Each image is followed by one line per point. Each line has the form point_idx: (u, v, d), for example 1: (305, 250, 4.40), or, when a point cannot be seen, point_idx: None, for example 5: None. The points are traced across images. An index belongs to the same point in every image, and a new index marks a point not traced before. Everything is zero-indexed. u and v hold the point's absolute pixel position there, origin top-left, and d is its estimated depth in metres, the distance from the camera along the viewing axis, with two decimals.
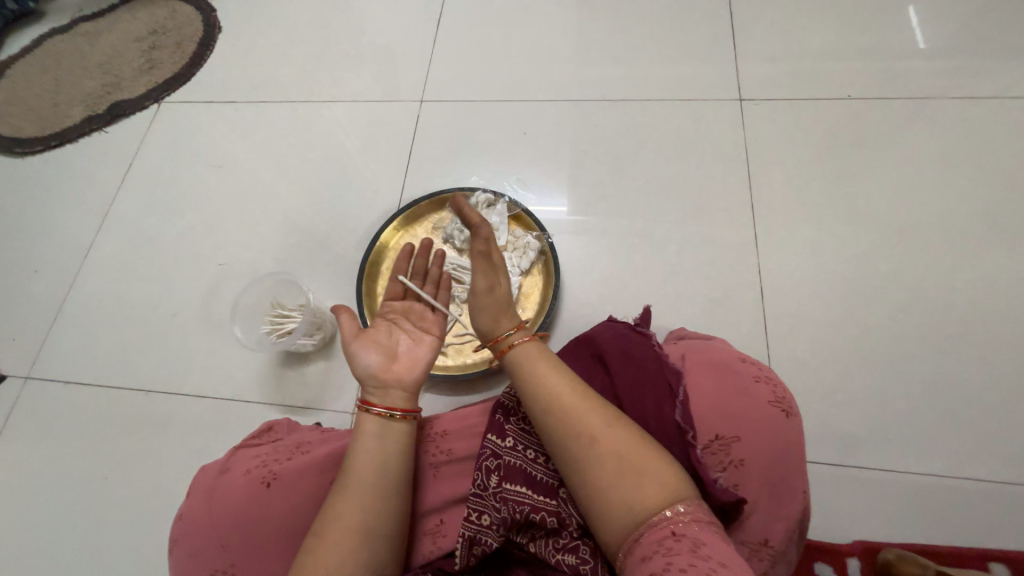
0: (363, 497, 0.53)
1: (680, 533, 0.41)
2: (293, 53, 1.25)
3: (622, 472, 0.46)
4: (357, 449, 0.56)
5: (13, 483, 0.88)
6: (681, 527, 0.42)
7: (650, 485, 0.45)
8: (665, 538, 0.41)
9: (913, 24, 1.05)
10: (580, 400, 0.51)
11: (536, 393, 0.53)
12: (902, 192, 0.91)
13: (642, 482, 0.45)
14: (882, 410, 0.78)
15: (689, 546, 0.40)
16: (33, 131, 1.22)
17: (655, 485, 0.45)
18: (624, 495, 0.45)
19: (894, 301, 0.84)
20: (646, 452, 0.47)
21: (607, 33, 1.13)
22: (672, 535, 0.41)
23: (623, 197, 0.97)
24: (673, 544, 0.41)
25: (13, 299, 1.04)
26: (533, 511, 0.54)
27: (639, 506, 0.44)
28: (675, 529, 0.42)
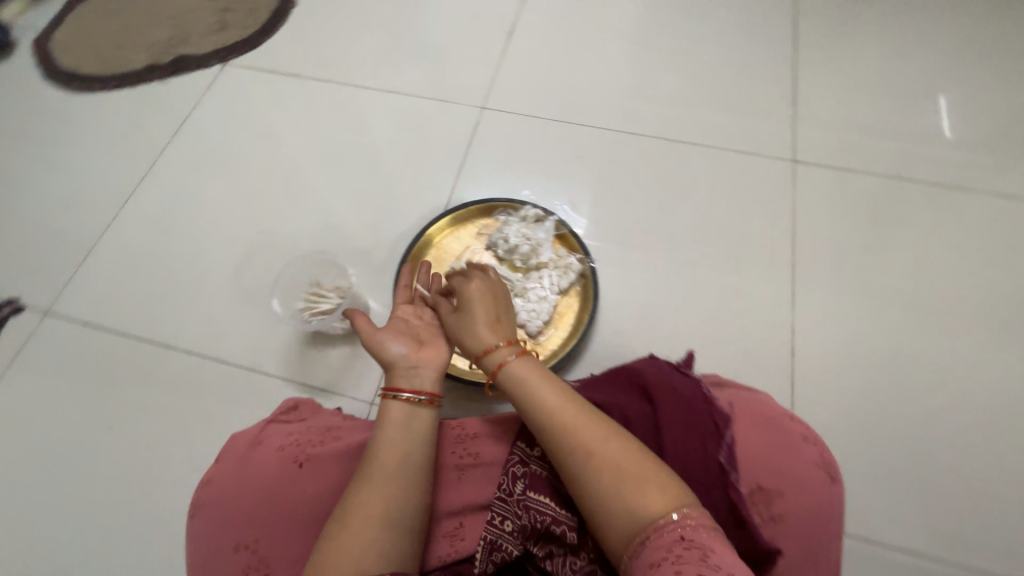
0: (388, 489, 0.52)
1: (687, 538, 0.42)
2: (363, 38, 1.27)
3: (622, 476, 0.47)
4: (386, 440, 0.56)
5: (19, 416, 0.87)
6: (686, 533, 0.42)
7: (650, 489, 0.45)
8: (674, 544, 0.42)
9: (942, 114, 1.09)
10: (570, 405, 0.51)
11: (527, 402, 0.53)
12: (939, 276, 0.93)
13: (642, 487, 0.46)
14: (892, 487, 0.79)
15: (697, 554, 0.40)
16: (94, 70, 1.23)
17: (656, 490, 0.45)
18: (626, 499, 0.46)
19: (917, 381, 0.85)
20: (643, 458, 0.48)
21: (672, 74, 1.17)
22: (679, 540, 0.42)
23: (668, 235, 0.98)
24: (681, 551, 0.41)
25: (47, 232, 1.04)
26: (554, 523, 0.53)
27: (640, 511, 0.45)
28: (682, 534, 0.42)
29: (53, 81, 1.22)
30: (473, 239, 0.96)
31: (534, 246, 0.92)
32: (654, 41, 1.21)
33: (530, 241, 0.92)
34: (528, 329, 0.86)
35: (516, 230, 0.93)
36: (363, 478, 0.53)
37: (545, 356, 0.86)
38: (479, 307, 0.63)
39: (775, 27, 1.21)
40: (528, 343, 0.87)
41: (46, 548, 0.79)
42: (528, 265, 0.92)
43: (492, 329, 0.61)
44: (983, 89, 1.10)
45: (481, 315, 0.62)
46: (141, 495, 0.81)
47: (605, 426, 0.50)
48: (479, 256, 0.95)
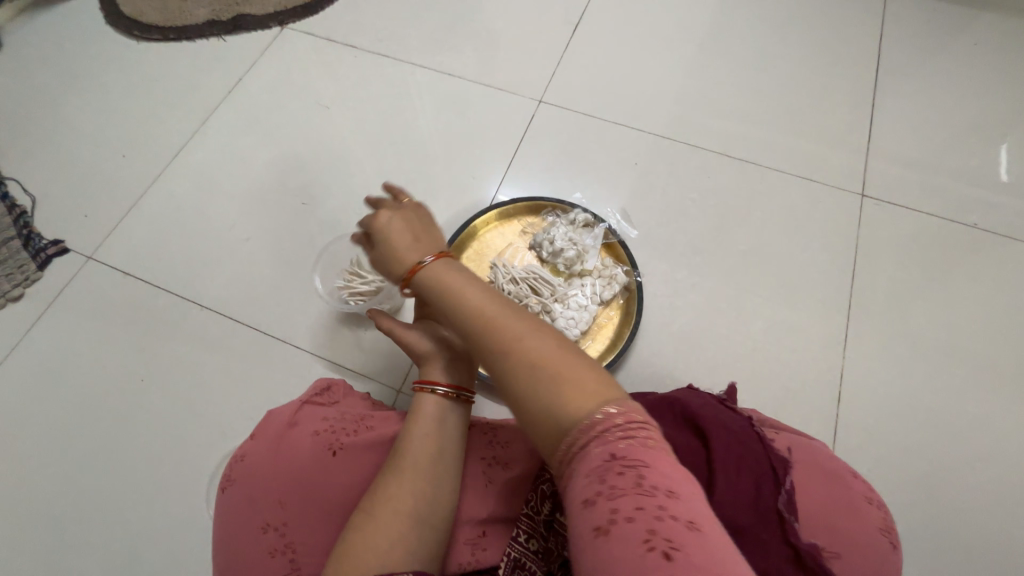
0: (418, 486, 0.51)
1: (620, 457, 0.36)
2: (425, 16, 1.24)
3: (546, 380, 0.42)
4: (418, 434, 0.54)
5: (52, 357, 0.88)
6: (620, 446, 0.37)
7: (575, 393, 0.40)
8: (606, 466, 0.36)
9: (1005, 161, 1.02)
10: (492, 312, 0.47)
11: (453, 306, 0.49)
12: (1012, 336, 0.87)
13: (566, 388, 0.41)
14: (937, 556, 0.74)
15: (633, 479, 0.35)
16: (156, 19, 1.22)
17: (581, 393, 0.40)
18: (549, 402, 0.41)
19: (975, 446, 0.79)
20: (567, 356, 0.43)
21: (742, 90, 1.11)
22: (610, 459, 0.36)
23: (720, 258, 0.94)
24: (616, 477, 0.35)
25: (96, 177, 1.04)
26: None
27: (569, 415, 0.40)
28: (614, 450, 0.36)
29: (116, 26, 1.22)
30: (517, 237, 0.94)
31: (580, 251, 0.89)
32: (728, 53, 1.16)
33: (576, 245, 0.89)
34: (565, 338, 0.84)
35: (562, 233, 0.90)
36: (393, 470, 0.52)
37: None
38: (394, 230, 0.56)
39: (859, 51, 1.14)
40: None
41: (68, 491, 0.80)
42: (571, 270, 0.90)
43: (414, 247, 0.55)
44: None
45: (396, 236, 0.56)
46: (164, 453, 0.82)
47: (555, 339, 0.44)
48: (522, 255, 0.93)
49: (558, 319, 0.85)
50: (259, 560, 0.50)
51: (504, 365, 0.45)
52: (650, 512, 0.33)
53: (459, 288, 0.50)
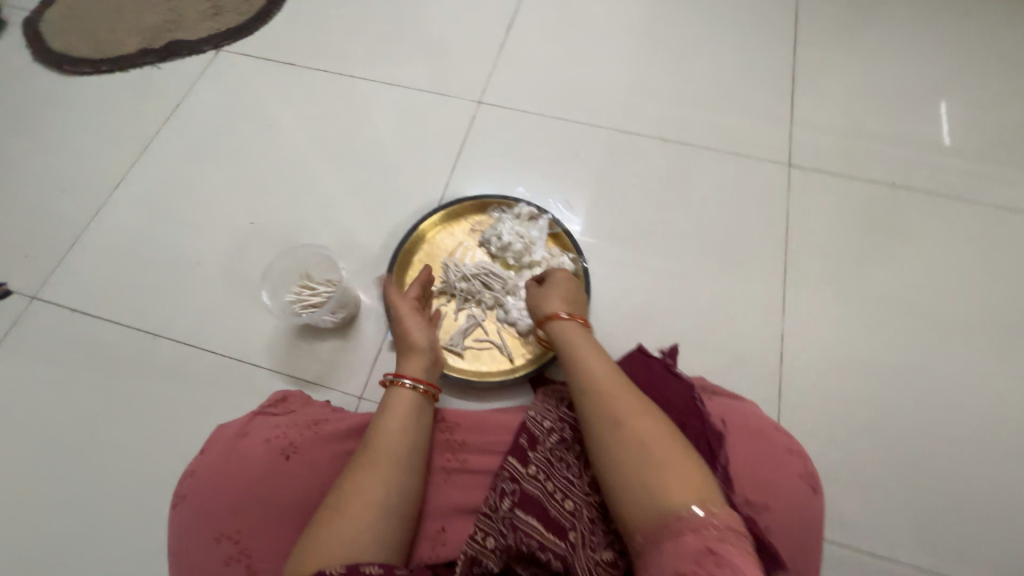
0: (389, 476, 0.54)
1: (716, 548, 0.39)
2: (361, 28, 1.25)
3: (652, 466, 0.47)
4: (391, 430, 0.58)
5: (3, 401, 0.86)
6: (713, 541, 0.40)
7: (678, 486, 0.45)
8: (700, 554, 0.39)
9: (943, 119, 1.08)
10: (623, 391, 0.54)
11: (579, 372, 0.58)
12: (933, 285, 0.93)
13: (672, 479, 0.46)
14: (878, 495, 0.79)
15: (725, 566, 0.37)
16: (87, 52, 1.21)
17: (686, 485, 0.45)
18: (654, 489, 0.46)
19: (906, 389, 0.85)
20: (674, 450, 0.48)
21: (673, 75, 1.16)
22: (707, 549, 0.39)
23: (663, 237, 0.98)
24: (708, 557, 0.38)
25: (35, 216, 1.03)
26: (539, 548, 0.52)
27: (664, 500, 0.45)
28: (710, 544, 0.40)
29: (45, 62, 1.20)
30: (466, 236, 0.96)
31: (527, 244, 0.91)
32: (657, 40, 1.20)
33: (523, 239, 0.92)
34: (518, 328, 0.86)
35: (509, 228, 0.92)
36: (365, 464, 0.54)
37: (534, 355, 0.85)
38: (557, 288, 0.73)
39: (777, 29, 1.20)
40: (519, 341, 0.86)
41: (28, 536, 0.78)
42: (521, 263, 0.92)
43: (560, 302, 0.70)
44: (984, 97, 1.10)
45: (561, 291, 0.73)
46: (125, 486, 0.80)
47: (662, 427, 0.51)
48: (472, 253, 0.94)
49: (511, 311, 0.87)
50: (214, 567, 0.52)
51: (609, 432, 0.51)
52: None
53: (593, 361, 0.59)
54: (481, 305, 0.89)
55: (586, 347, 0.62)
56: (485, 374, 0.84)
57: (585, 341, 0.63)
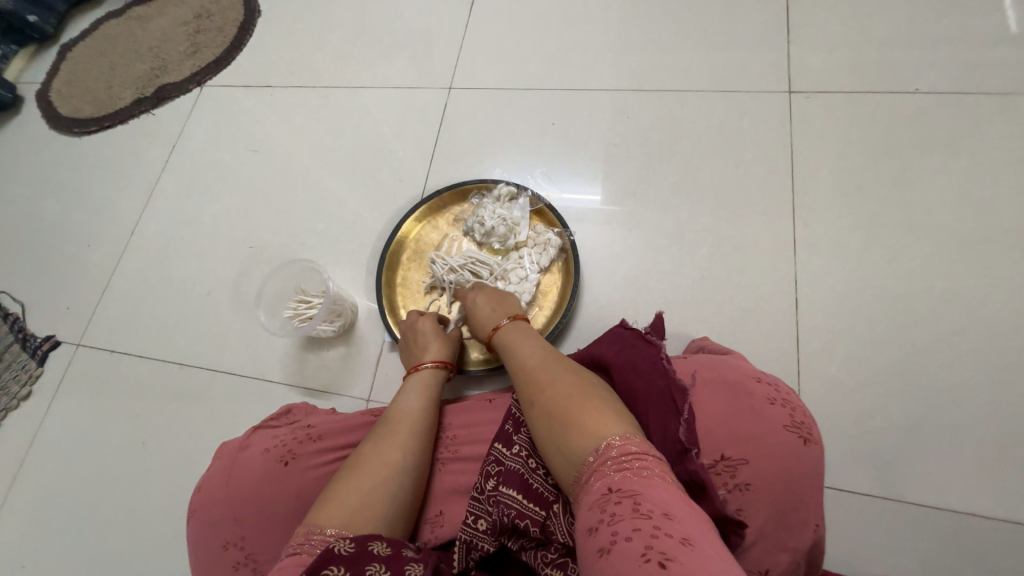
0: (409, 441, 0.59)
1: (617, 488, 0.40)
2: (329, 37, 1.26)
3: (559, 424, 0.49)
4: (411, 403, 0.64)
5: (57, 440, 0.95)
6: (615, 479, 0.41)
7: (580, 432, 0.46)
8: (605, 500, 0.40)
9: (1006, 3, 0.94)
10: (539, 363, 0.57)
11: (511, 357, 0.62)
12: (968, 201, 0.82)
13: (574, 426, 0.47)
14: (925, 440, 0.71)
15: (630, 507, 0.38)
16: (91, 112, 1.30)
17: (585, 429, 0.46)
18: (561, 444, 0.48)
19: (949, 321, 0.76)
20: (577, 398, 0.50)
21: (649, 19, 1.08)
22: (609, 493, 0.40)
23: (654, 195, 0.93)
24: (611, 502, 0.39)
25: (68, 270, 1.13)
26: (517, 517, 0.53)
27: (578, 452, 0.46)
28: (611, 484, 0.41)
29: (58, 128, 1.30)
30: (451, 227, 0.95)
31: (511, 226, 0.88)
32: None
33: (506, 221, 0.88)
34: None
35: (491, 212, 0.89)
36: (387, 431, 0.60)
37: None
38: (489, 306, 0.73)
39: None
40: None
41: (87, 562, 0.85)
42: (507, 246, 0.89)
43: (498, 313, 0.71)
44: None
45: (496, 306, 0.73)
46: (168, 506, 0.86)
47: (574, 384, 0.52)
48: (459, 244, 0.93)
49: None
50: (225, 570, 0.58)
51: (531, 411, 0.54)
52: (647, 533, 0.36)
53: (520, 345, 0.62)
54: None
55: (514, 333, 0.65)
56: (482, 362, 0.83)
57: (519, 328, 0.66)
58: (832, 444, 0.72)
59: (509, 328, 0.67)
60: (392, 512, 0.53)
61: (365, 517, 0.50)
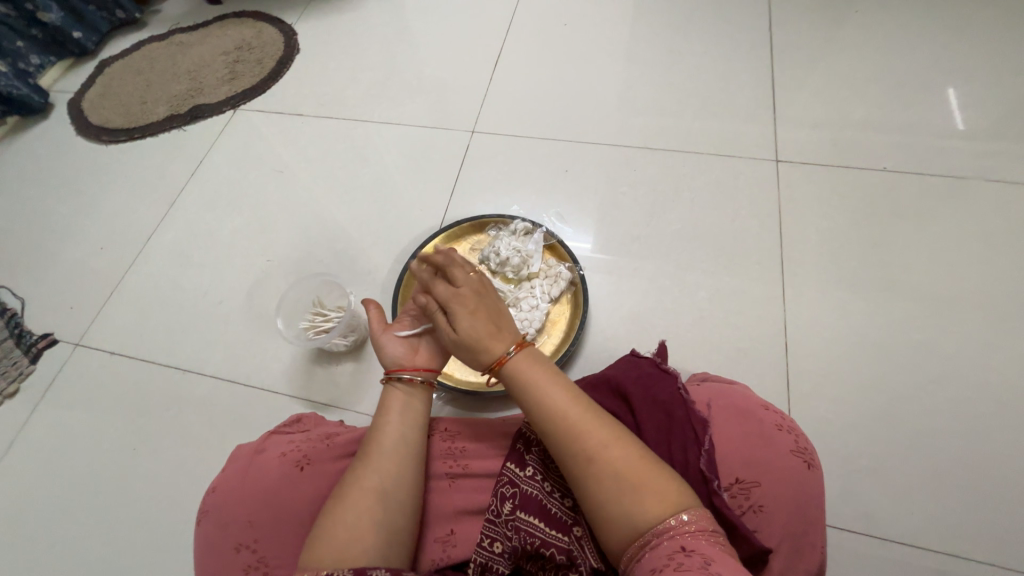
0: (387, 464, 0.56)
1: (689, 548, 0.42)
2: (361, 77, 1.37)
3: (627, 493, 0.47)
4: (387, 422, 0.59)
5: (42, 441, 0.92)
6: (688, 540, 0.43)
7: (653, 498, 0.46)
8: (675, 553, 0.42)
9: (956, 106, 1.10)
10: (586, 416, 0.52)
11: (534, 397, 0.54)
12: (935, 266, 0.93)
13: (646, 496, 0.47)
14: (906, 481, 0.76)
15: (700, 560, 0.41)
16: (122, 123, 1.35)
17: (659, 497, 0.46)
18: (628, 509, 0.47)
19: (925, 372, 0.83)
20: (647, 467, 0.49)
21: (653, 88, 1.21)
22: (681, 550, 0.43)
23: (656, 240, 1.01)
24: (685, 559, 0.42)
25: (79, 269, 1.13)
26: (543, 546, 0.53)
27: (645, 519, 0.46)
28: (683, 543, 0.43)
29: (86, 135, 1.34)
30: (467, 255, 1.00)
31: (525, 257, 0.95)
32: (636, 58, 1.27)
33: (520, 253, 0.95)
34: (522, 338, 0.88)
35: (506, 244, 0.96)
36: (364, 455, 0.57)
37: None
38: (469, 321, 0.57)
39: (752, 36, 1.26)
40: None
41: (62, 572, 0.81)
42: (520, 276, 0.95)
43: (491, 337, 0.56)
44: (965, 79, 1.13)
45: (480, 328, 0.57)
46: (157, 516, 0.84)
47: (635, 449, 0.50)
48: None
49: (514, 321, 0.90)
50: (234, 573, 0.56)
51: (582, 470, 0.50)
52: None
53: (549, 387, 0.54)
54: None
55: (532, 368, 0.55)
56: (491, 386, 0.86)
57: (538, 364, 0.55)
58: (825, 482, 0.76)
59: (526, 366, 0.55)
60: (382, 535, 0.52)
61: (355, 549, 0.50)
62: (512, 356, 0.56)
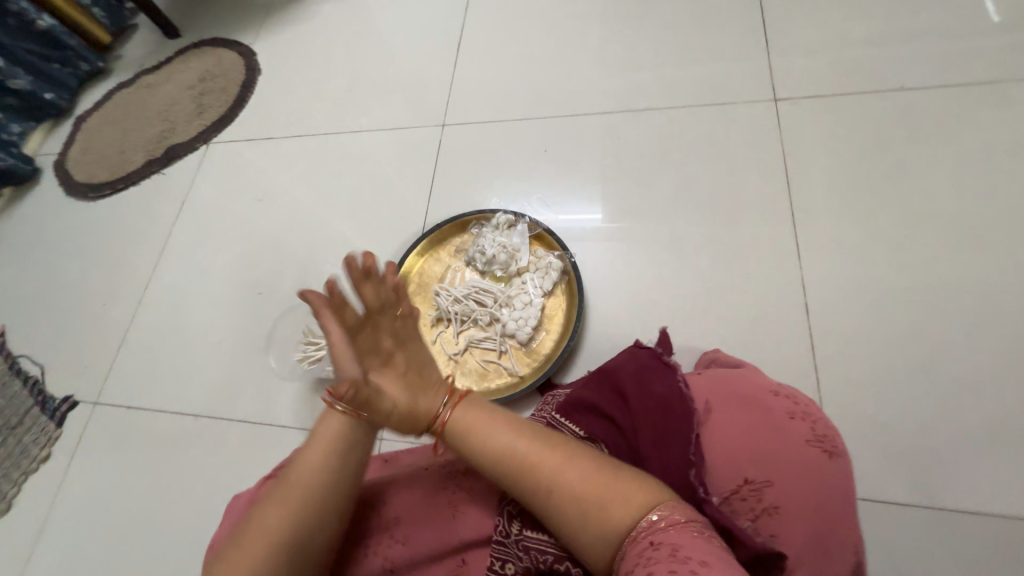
0: (296, 509, 0.50)
1: (658, 541, 0.41)
2: (325, 87, 1.32)
3: (592, 513, 0.45)
4: (310, 458, 0.52)
5: (77, 501, 0.95)
6: (657, 534, 0.41)
7: (618, 506, 0.44)
8: (645, 550, 0.41)
9: None
10: (531, 447, 0.49)
11: (479, 448, 0.51)
12: (973, 189, 0.81)
13: (611, 509, 0.45)
14: (961, 440, 0.68)
15: (668, 551, 0.39)
16: (105, 177, 1.36)
17: (625, 501, 0.44)
18: (598, 524, 0.45)
19: (971, 314, 0.74)
20: (606, 479, 0.46)
21: (628, 42, 1.11)
22: (650, 545, 0.41)
23: (650, 210, 0.93)
24: (654, 554, 0.40)
25: (86, 328, 1.15)
26: (555, 564, 0.49)
27: (618, 532, 0.44)
28: (654, 537, 0.41)
29: (74, 195, 1.36)
30: (453, 259, 0.95)
31: (511, 253, 0.90)
32: (606, 13, 1.16)
33: (506, 248, 0.90)
34: (519, 339, 0.84)
35: (491, 241, 0.91)
36: (280, 490, 0.51)
37: (539, 362, 0.83)
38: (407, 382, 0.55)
39: None
40: (522, 351, 0.85)
41: None
42: (509, 273, 0.90)
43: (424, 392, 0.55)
44: None
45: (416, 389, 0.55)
46: (189, 563, 0.85)
47: (589, 464, 0.48)
48: (462, 274, 0.93)
49: (508, 322, 0.85)
50: None
51: (545, 504, 0.48)
52: (683, 574, 0.37)
53: (489, 431, 0.51)
54: (480, 324, 0.88)
55: (472, 420, 0.53)
56: (494, 393, 0.82)
57: (476, 413, 0.53)
58: (867, 453, 0.69)
59: (463, 414, 0.53)
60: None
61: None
62: (448, 412, 0.54)
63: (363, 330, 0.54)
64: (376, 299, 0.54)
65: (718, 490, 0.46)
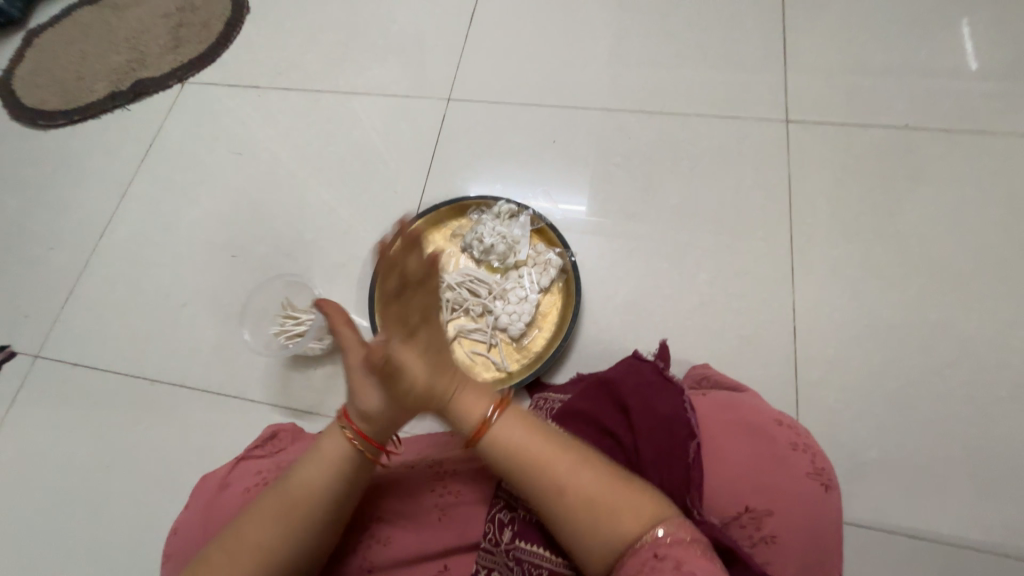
0: (279, 522, 0.50)
1: (662, 554, 0.42)
2: (321, 39, 1.21)
3: (597, 518, 0.45)
4: (304, 475, 0.51)
5: (11, 462, 0.87)
6: (662, 547, 0.42)
7: (627, 519, 0.44)
8: (649, 561, 0.42)
9: (967, 38, 0.99)
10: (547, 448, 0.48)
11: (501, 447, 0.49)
12: (957, 236, 0.85)
13: (620, 520, 0.44)
14: (919, 470, 0.72)
15: (672, 566, 0.41)
16: (59, 104, 1.21)
17: (634, 516, 0.44)
18: (602, 533, 0.45)
19: (942, 354, 0.78)
20: (614, 489, 0.46)
21: (648, 39, 1.08)
22: (654, 557, 0.42)
23: (654, 217, 0.92)
24: (658, 568, 0.41)
25: (29, 273, 1.04)
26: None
27: (621, 542, 0.44)
28: (657, 549, 0.42)
29: (21, 120, 1.21)
30: (447, 243, 0.91)
31: (511, 244, 0.86)
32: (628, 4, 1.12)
33: (505, 240, 0.86)
34: (511, 334, 0.82)
35: (490, 229, 0.87)
36: (269, 501, 0.51)
37: (530, 359, 0.82)
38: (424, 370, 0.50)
39: None
40: (511, 347, 0.83)
41: None
42: (506, 265, 0.87)
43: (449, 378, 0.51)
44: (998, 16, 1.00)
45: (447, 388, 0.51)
46: (139, 536, 0.80)
47: (599, 471, 0.47)
48: (456, 260, 0.90)
49: (501, 316, 0.83)
50: None
51: (549, 503, 0.47)
52: None
53: (510, 428, 0.49)
54: (472, 313, 0.85)
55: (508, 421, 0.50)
56: None
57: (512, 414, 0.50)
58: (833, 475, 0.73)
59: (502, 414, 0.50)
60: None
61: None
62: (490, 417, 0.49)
63: (396, 301, 0.48)
64: (418, 271, 0.47)
65: (718, 515, 0.47)
